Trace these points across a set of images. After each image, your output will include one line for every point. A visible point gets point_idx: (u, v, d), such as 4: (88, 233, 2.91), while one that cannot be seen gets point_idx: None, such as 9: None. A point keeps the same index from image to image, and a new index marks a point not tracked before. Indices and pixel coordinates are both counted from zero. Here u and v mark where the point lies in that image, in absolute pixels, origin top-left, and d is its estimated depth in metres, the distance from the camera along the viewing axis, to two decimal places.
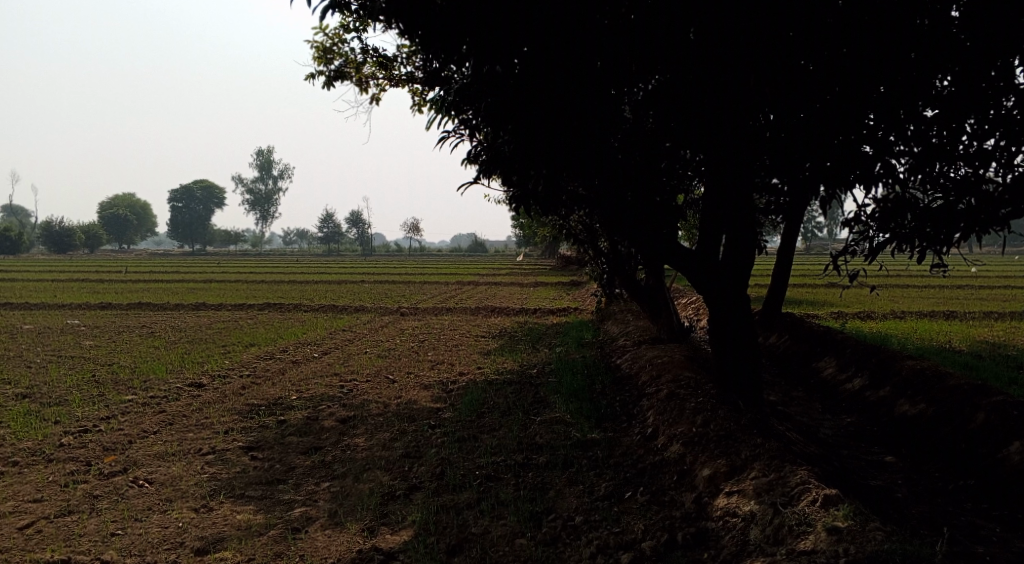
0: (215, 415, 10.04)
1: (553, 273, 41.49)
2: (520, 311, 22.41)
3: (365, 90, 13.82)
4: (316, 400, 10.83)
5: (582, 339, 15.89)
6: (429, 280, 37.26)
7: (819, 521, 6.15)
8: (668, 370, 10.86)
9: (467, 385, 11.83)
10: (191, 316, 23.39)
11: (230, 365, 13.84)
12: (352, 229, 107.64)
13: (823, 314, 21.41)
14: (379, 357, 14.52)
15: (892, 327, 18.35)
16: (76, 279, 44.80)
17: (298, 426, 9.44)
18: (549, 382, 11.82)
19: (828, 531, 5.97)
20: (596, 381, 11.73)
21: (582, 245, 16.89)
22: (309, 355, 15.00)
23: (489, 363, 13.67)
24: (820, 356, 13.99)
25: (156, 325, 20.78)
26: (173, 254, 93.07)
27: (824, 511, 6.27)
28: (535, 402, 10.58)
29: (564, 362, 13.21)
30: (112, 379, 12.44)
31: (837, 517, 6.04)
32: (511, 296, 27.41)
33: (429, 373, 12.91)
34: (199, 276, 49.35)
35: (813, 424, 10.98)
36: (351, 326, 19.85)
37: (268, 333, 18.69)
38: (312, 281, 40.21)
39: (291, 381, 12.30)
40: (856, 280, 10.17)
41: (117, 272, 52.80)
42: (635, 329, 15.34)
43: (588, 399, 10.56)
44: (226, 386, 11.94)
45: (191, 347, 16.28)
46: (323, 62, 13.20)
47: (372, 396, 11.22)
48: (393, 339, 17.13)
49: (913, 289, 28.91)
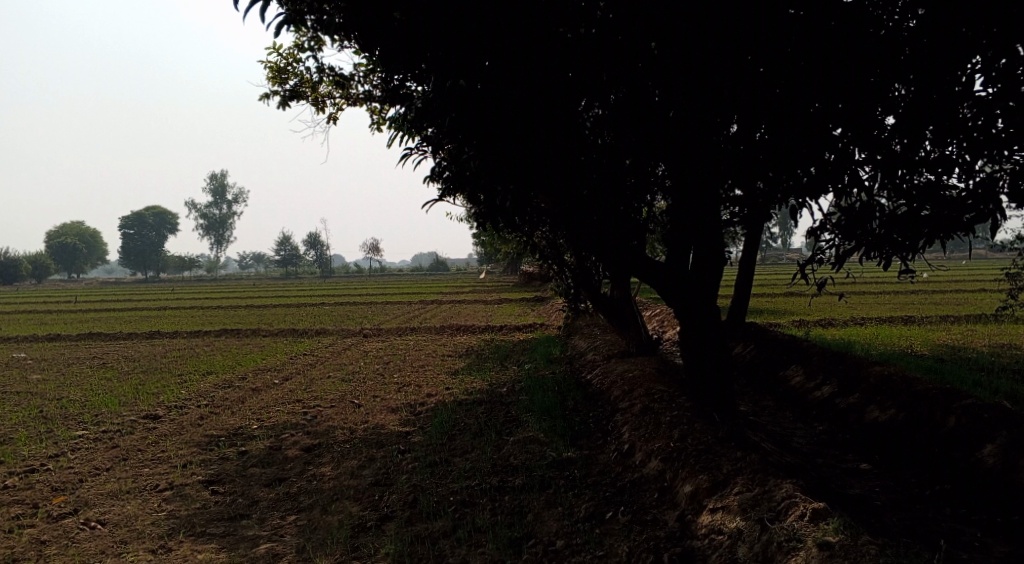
0: (172, 448, 9.62)
1: (515, 290, 41.34)
2: (484, 329, 22.17)
3: (322, 111, 13.53)
4: (279, 428, 10.46)
5: (549, 356, 15.70)
6: (390, 301, 36.84)
7: (809, 536, 6.10)
8: (641, 384, 10.71)
9: (435, 407, 11.54)
10: (145, 345, 22.72)
11: (187, 395, 13.37)
12: (309, 252, 106.48)
13: (787, 323, 21.50)
14: (342, 381, 14.16)
15: (854, 334, 18.48)
16: (24, 311, 43.52)
17: (261, 456, 9.07)
18: (519, 401, 11.57)
19: (819, 547, 5.94)
20: (567, 398, 11.52)
21: (545, 260, 16.72)
22: (270, 382, 14.58)
23: (456, 383, 13.39)
24: (788, 364, 13.97)
25: (108, 356, 20.12)
26: (126, 282, 91.08)
27: (812, 525, 6.21)
28: (506, 422, 10.33)
29: (533, 379, 12.98)
30: (63, 414, 11.91)
31: (828, 531, 6.01)
32: (475, 314, 27.16)
33: (395, 396, 12.58)
34: (153, 303, 48.24)
35: (787, 433, 10.90)
36: (312, 350, 19.42)
37: (226, 360, 18.16)
38: (270, 305, 39.49)
39: (252, 410, 11.90)
40: (824, 288, 10.04)
41: (68, 302, 51.47)
42: (602, 343, 15.18)
43: (560, 416, 10.34)
44: (183, 417, 11.50)
45: (145, 377, 15.74)
46: (277, 82, 12.89)
47: (337, 422, 10.87)
48: (356, 362, 16.76)
49: (871, 295, 29.28)
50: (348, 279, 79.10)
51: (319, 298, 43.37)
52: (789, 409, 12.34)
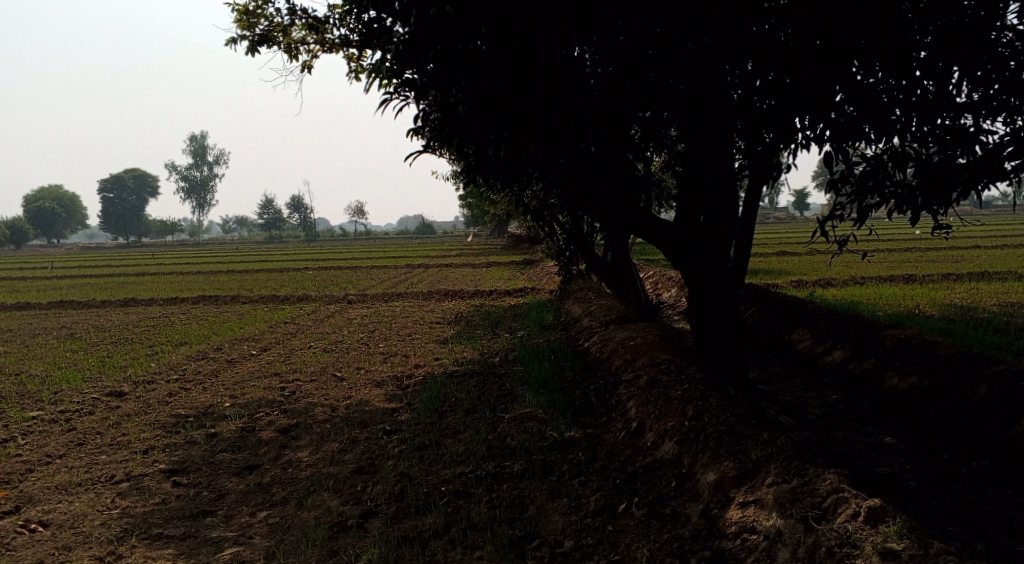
0: (135, 431, 8.77)
1: (503, 251, 40.57)
2: (473, 292, 21.33)
3: (295, 58, 12.59)
4: (253, 406, 9.61)
5: (543, 321, 14.90)
6: (376, 265, 35.89)
7: (866, 542, 5.53)
8: (645, 353, 9.93)
9: (423, 380, 10.71)
10: (119, 314, 21.73)
11: (157, 370, 12.50)
12: (293, 215, 104.88)
13: (785, 283, 20.79)
14: (325, 352, 13.32)
15: (857, 293, 17.81)
16: (2, 279, 42.50)
17: (231, 440, 8.24)
18: (513, 372, 10.77)
19: (880, 555, 5.38)
20: (564, 368, 10.74)
21: (537, 220, 15.88)
22: (248, 353, 13.70)
23: (445, 353, 12.54)
24: (795, 326, 13.22)
25: (78, 326, 19.16)
26: (106, 248, 89.64)
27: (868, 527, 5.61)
28: (501, 396, 9.53)
29: (528, 348, 12.16)
30: (21, 393, 11.04)
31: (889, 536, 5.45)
32: (463, 278, 26.27)
33: (380, 368, 11.75)
34: (132, 269, 47.16)
35: (801, 405, 10.14)
36: (293, 318, 18.54)
37: (202, 330, 17.24)
38: (252, 271, 38.35)
39: (226, 385, 11.06)
40: (846, 247, 9.14)
41: (48, 269, 50.44)
42: (597, 308, 14.38)
43: (559, 391, 9.55)
44: (151, 395, 10.64)
45: (114, 350, 14.84)
46: (245, 26, 11.96)
47: (317, 398, 10.04)
48: (339, 330, 15.91)
49: (870, 252, 28.55)
50: (333, 242, 77.77)
51: (304, 262, 42.32)
52: (799, 376, 11.59)
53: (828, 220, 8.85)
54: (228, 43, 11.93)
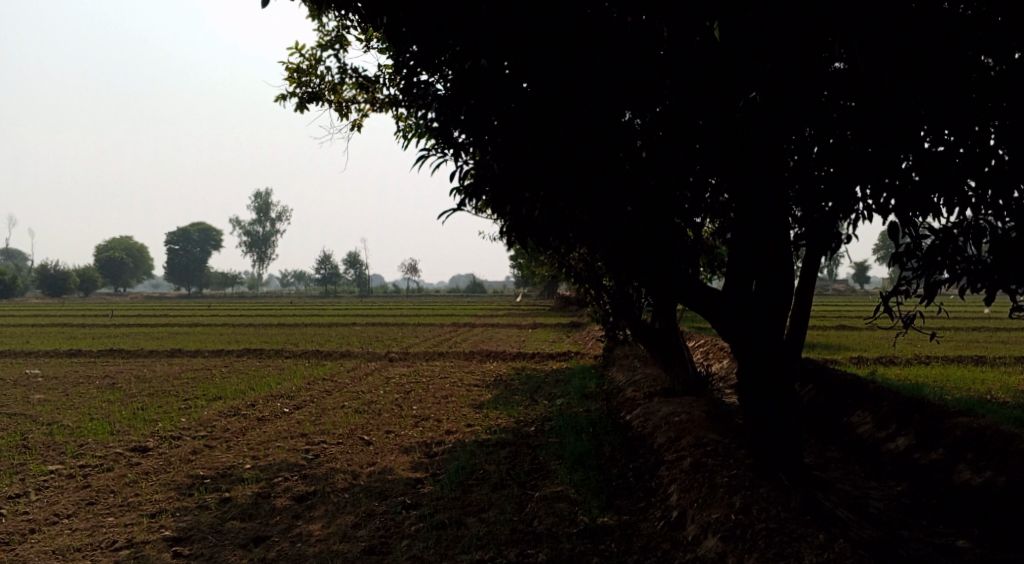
0: (148, 490, 8.39)
1: (551, 314, 39.99)
2: (517, 355, 20.79)
3: (344, 116, 12.54)
4: (272, 470, 9.16)
5: (584, 389, 14.28)
6: (424, 323, 35.63)
7: None
8: (689, 431, 9.28)
9: (453, 448, 10.17)
10: (162, 365, 21.69)
11: (186, 424, 12.20)
12: (348, 270, 105.99)
13: (843, 360, 19.81)
14: (357, 413, 12.88)
15: (921, 373, 16.81)
16: (60, 323, 43.34)
17: (243, 507, 7.80)
18: (549, 444, 10.17)
19: None
20: (603, 442, 10.11)
21: (583, 283, 15.39)
22: (279, 411, 13.34)
23: (480, 419, 12.00)
24: (854, 407, 12.38)
25: (119, 375, 19.08)
26: (165, 297, 91.57)
27: None
28: (533, 472, 8.94)
29: (566, 418, 11.56)
30: (45, 443, 10.79)
31: None
32: (507, 339, 25.73)
33: (410, 432, 11.25)
34: (185, 319, 47.70)
35: (860, 496, 9.32)
36: (332, 375, 18.19)
37: (238, 384, 16.98)
38: (301, 325, 38.41)
39: (250, 445, 10.66)
40: (914, 325, 8.42)
41: (106, 315, 51.29)
42: (642, 378, 13.73)
43: (596, 469, 8.92)
44: (172, 451, 10.29)
45: (148, 402, 14.62)
46: (296, 83, 11.98)
47: (340, 464, 9.56)
48: (376, 390, 15.49)
49: (934, 330, 27.25)
50: (385, 299, 78.14)
51: (352, 317, 42.31)
52: (856, 463, 10.74)
53: (893, 296, 8.23)
54: (278, 99, 11.94)
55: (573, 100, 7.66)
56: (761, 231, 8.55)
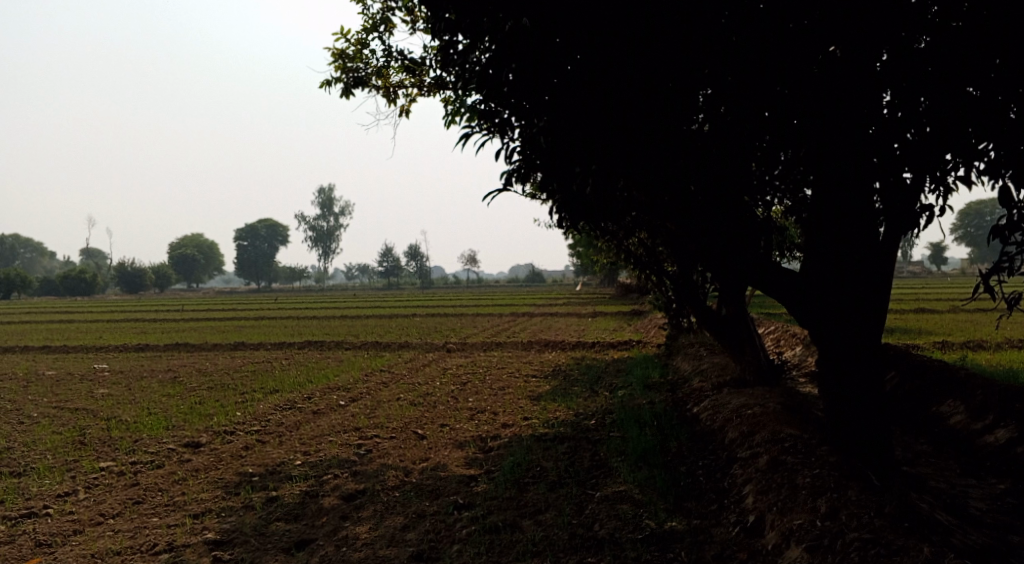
0: (196, 487, 8.14)
1: (613, 302, 39.25)
2: (578, 344, 20.20)
3: (392, 100, 12.14)
4: (322, 466, 8.82)
5: (648, 379, 13.65)
6: (484, 313, 35.27)
7: None
8: (762, 425, 8.63)
9: (509, 443, 9.69)
10: (224, 358, 21.70)
11: (240, 418, 11.97)
12: (411, 262, 106.62)
13: (923, 345, 18.72)
14: (412, 405, 12.49)
15: (1011, 358, 15.70)
16: (131, 318, 44.37)
17: (290, 506, 7.47)
18: (610, 439, 9.58)
19: None
20: (668, 437, 9.52)
21: (645, 269, 14.76)
22: (334, 404, 13.03)
23: (538, 412, 11.47)
24: (940, 397, 11.49)
25: (180, 368, 19.06)
26: (234, 291, 93.46)
27: None
28: (595, 469, 8.40)
29: (628, 410, 10.99)
30: (99, 439, 10.65)
31: None
32: (569, 328, 25.14)
33: (466, 426, 10.80)
34: (250, 312, 48.35)
35: (955, 495, 8.52)
36: (389, 367, 17.87)
37: (296, 377, 16.76)
38: (362, 316, 38.40)
39: (301, 439, 10.36)
40: (1018, 306, 7.65)
41: (175, 310, 52.31)
42: (709, 367, 13.04)
43: (662, 467, 8.33)
44: (224, 447, 10.04)
45: (205, 395, 14.47)
46: (342, 68, 11.61)
47: (392, 460, 9.15)
48: (432, 381, 15.11)
49: (1020, 312, 25.73)
50: (448, 289, 78.09)
51: (412, 309, 42.23)
52: (947, 458, 9.89)
53: (993, 273, 7.46)
54: (323, 85, 11.58)
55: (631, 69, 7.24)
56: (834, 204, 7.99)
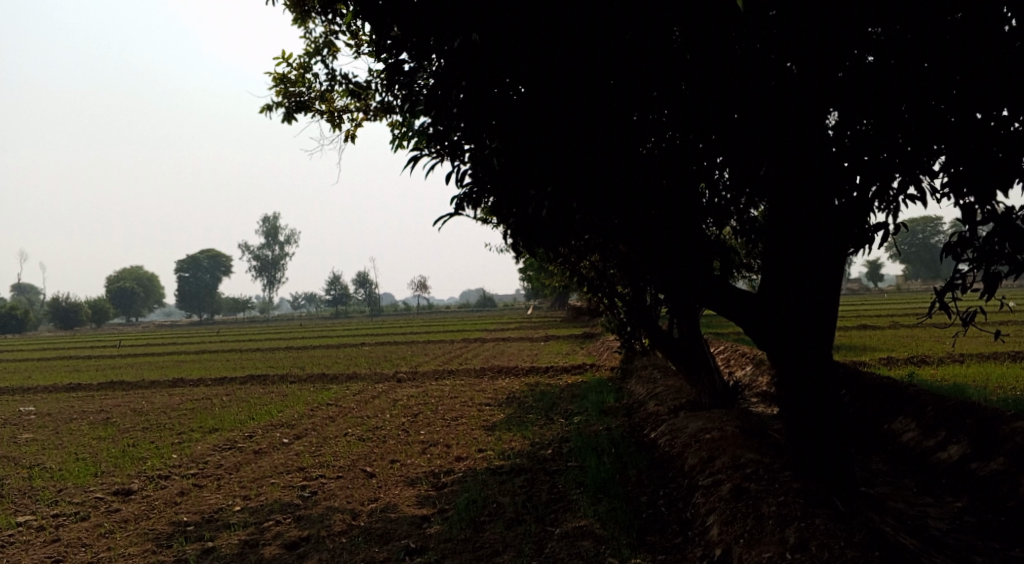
0: (125, 541, 7.56)
1: (562, 326, 39.06)
2: (530, 370, 19.85)
3: (336, 126, 11.74)
4: (263, 512, 8.29)
5: (603, 405, 13.36)
6: (433, 340, 34.72)
7: None
8: (723, 451, 8.38)
9: (463, 478, 9.28)
10: (162, 395, 20.80)
11: (176, 462, 11.32)
12: (358, 290, 105.32)
13: (871, 361, 18.80)
14: (360, 441, 11.98)
15: (958, 372, 15.81)
16: (65, 356, 42.69)
17: (228, 560, 6.95)
18: (568, 470, 9.23)
19: None
20: (627, 465, 9.22)
21: (597, 292, 14.53)
22: (278, 442, 12.45)
23: (492, 443, 11.08)
24: (894, 413, 11.41)
25: (115, 409, 18.19)
26: (174, 325, 91.05)
27: None
28: (553, 503, 8.04)
29: (584, 438, 10.66)
30: (21, 490, 9.93)
31: None
32: (520, 354, 24.80)
33: (417, 461, 10.35)
34: (190, 345, 46.93)
35: (916, 516, 8.36)
36: (336, 400, 17.28)
37: (238, 414, 16.07)
38: (309, 347, 37.52)
39: (242, 483, 9.79)
40: (973, 323, 7.56)
41: (112, 346, 50.54)
42: (664, 390, 12.81)
43: (622, 498, 8.01)
44: (158, 494, 9.42)
45: (140, 437, 13.73)
46: (284, 93, 11.18)
47: (339, 502, 8.66)
48: (381, 414, 14.60)
49: (960, 325, 26.18)
50: (396, 318, 77.12)
51: (360, 338, 41.45)
52: (906, 477, 9.76)
53: (948, 291, 7.36)
54: (263, 110, 11.12)
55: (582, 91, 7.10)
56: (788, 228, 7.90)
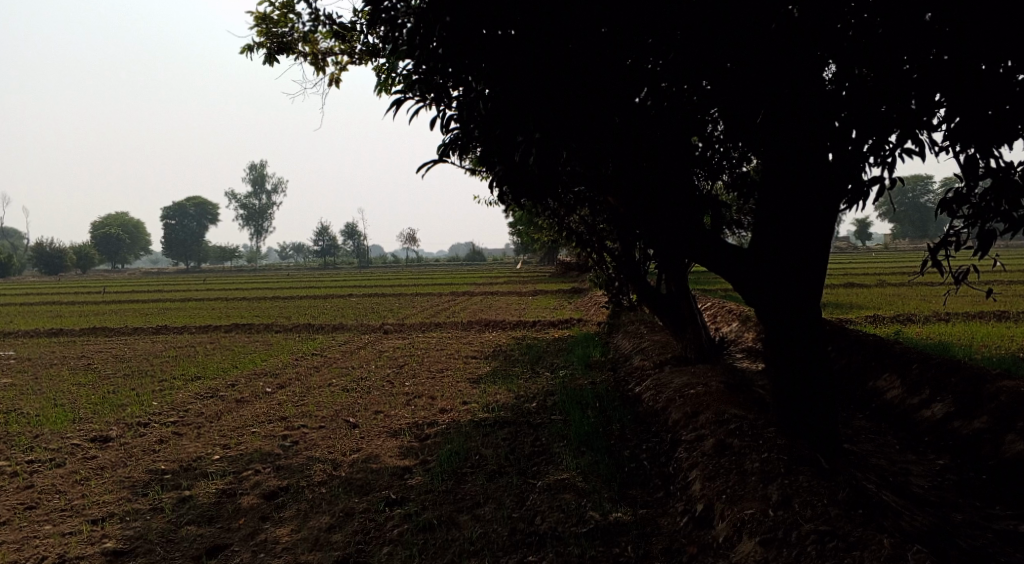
0: (99, 489, 7.45)
1: (551, 280, 38.94)
2: (517, 323, 19.73)
3: (320, 69, 11.41)
4: (242, 461, 8.19)
5: (589, 358, 13.27)
6: (421, 292, 34.56)
7: None
8: (708, 406, 8.30)
9: (446, 430, 9.18)
10: (146, 343, 20.62)
11: (157, 409, 11.18)
12: (346, 241, 104.76)
13: (858, 319, 18.75)
14: (344, 391, 11.87)
15: (945, 331, 15.77)
16: (50, 301, 42.33)
17: (205, 510, 6.87)
18: (552, 423, 9.15)
19: None
20: (611, 419, 9.13)
21: (585, 246, 14.36)
22: (261, 391, 12.31)
23: (476, 395, 10.98)
24: (880, 371, 11.36)
25: (97, 355, 18.01)
26: (160, 272, 90.49)
27: None
28: (536, 456, 7.96)
29: (569, 391, 10.56)
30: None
31: None
32: (508, 306, 24.68)
33: (401, 412, 10.24)
34: (177, 294, 46.65)
35: (899, 473, 8.33)
36: (321, 350, 17.14)
37: (221, 362, 15.92)
38: (296, 297, 37.30)
39: (222, 431, 9.67)
40: (966, 282, 7.46)
41: (98, 292, 50.21)
42: (651, 345, 12.71)
43: (605, 452, 7.94)
44: (136, 441, 9.30)
45: (122, 384, 13.58)
46: (265, 33, 10.83)
47: (319, 453, 8.56)
48: (366, 364, 14.48)
49: (948, 285, 26.17)
50: (384, 269, 76.79)
51: (348, 288, 41.23)
52: (890, 434, 9.73)
53: (941, 248, 7.23)
54: (243, 50, 10.77)
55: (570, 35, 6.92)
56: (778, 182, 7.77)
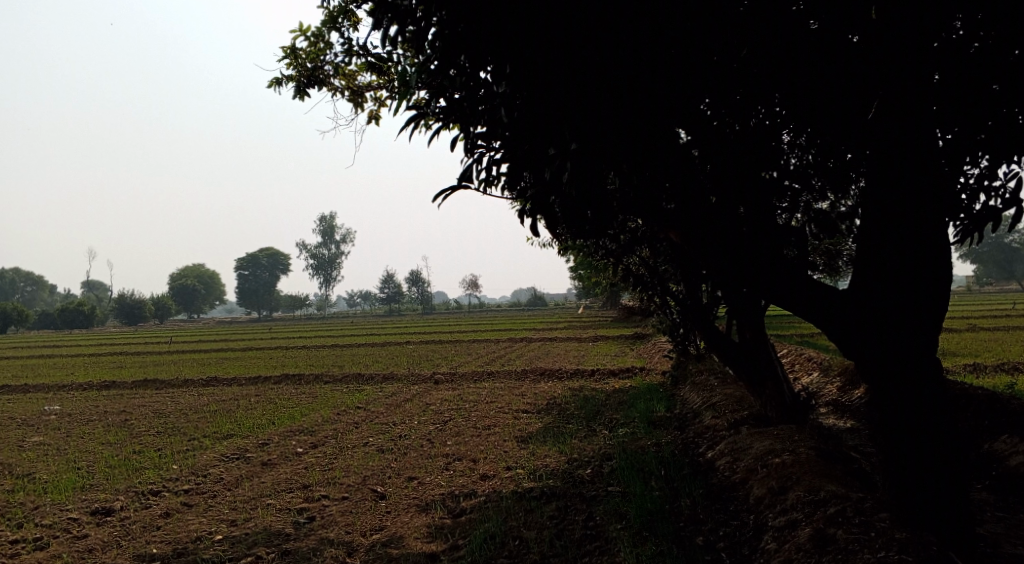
0: None
1: (615, 325, 37.35)
2: (575, 373, 18.34)
3: (359, 104, 10.43)
4: (247, 543, 7.11)
5: (652, 415, 11.85)
6: (478, 339, 33.34)
7: None
8: (798, 481, 6.88)
9: (485, 503, 7.93)
10: (190, 396, 19.78)
11: (172, 474, 10.15)
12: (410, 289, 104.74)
13: (955, 368, 16.84)
14: (378, 453, 10.68)
15: None
16: (115, 351, 42.41)
17: None
18: (608, 496, 7.80)
19: None
20: (680, 493, 7.75)
21: (647, 287, 12.98)
22: (290, 453, 11.20)
23: (524, 459, 9.68)
24: (996, 431, 9.66)
25: (135, 410, 17.17)
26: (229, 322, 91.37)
27: None
28: (588, 542, 6.66)
29: (629, 455, 9.19)
30: None
31: None
32: (566, 355, 23.29)
33: (437, 480, 9.00)
34: (238, 344, 46.31)
35: None
36: (365, 403, 16.00)
37: (258, 418, 14.91)
38: (353, 346, 36.44)
39: (234, 503, 8.60)
40: None
41: (163, 343, 50.33)
42: (722, 399, 11.26)
43: (670, 539, 6.60)
44: (137, 515, 8.28)
45: (147, 444, 12.61)
46: (295, 65, 9.91)
47: (336, 532, 7.36)
48: (408, 420, 13.29)
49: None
50: (446, 316, 76.05)
51: (407, 336, 40.22)
52: (1018, 512, 8.08)
53: None
54: (273, 84, 9.86)
55: (626, 38, 5.86)
56: (876, 206, 6.45)
